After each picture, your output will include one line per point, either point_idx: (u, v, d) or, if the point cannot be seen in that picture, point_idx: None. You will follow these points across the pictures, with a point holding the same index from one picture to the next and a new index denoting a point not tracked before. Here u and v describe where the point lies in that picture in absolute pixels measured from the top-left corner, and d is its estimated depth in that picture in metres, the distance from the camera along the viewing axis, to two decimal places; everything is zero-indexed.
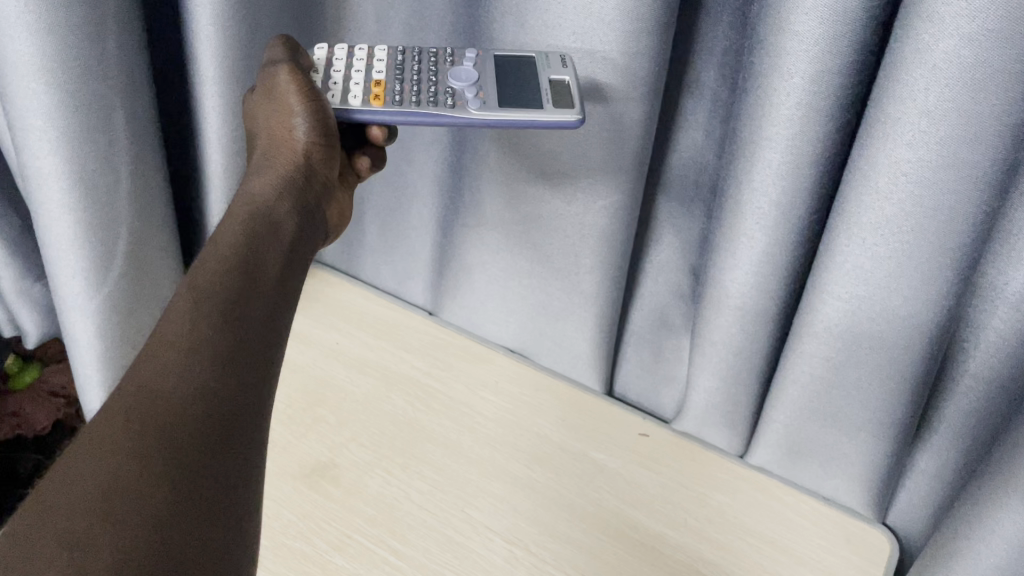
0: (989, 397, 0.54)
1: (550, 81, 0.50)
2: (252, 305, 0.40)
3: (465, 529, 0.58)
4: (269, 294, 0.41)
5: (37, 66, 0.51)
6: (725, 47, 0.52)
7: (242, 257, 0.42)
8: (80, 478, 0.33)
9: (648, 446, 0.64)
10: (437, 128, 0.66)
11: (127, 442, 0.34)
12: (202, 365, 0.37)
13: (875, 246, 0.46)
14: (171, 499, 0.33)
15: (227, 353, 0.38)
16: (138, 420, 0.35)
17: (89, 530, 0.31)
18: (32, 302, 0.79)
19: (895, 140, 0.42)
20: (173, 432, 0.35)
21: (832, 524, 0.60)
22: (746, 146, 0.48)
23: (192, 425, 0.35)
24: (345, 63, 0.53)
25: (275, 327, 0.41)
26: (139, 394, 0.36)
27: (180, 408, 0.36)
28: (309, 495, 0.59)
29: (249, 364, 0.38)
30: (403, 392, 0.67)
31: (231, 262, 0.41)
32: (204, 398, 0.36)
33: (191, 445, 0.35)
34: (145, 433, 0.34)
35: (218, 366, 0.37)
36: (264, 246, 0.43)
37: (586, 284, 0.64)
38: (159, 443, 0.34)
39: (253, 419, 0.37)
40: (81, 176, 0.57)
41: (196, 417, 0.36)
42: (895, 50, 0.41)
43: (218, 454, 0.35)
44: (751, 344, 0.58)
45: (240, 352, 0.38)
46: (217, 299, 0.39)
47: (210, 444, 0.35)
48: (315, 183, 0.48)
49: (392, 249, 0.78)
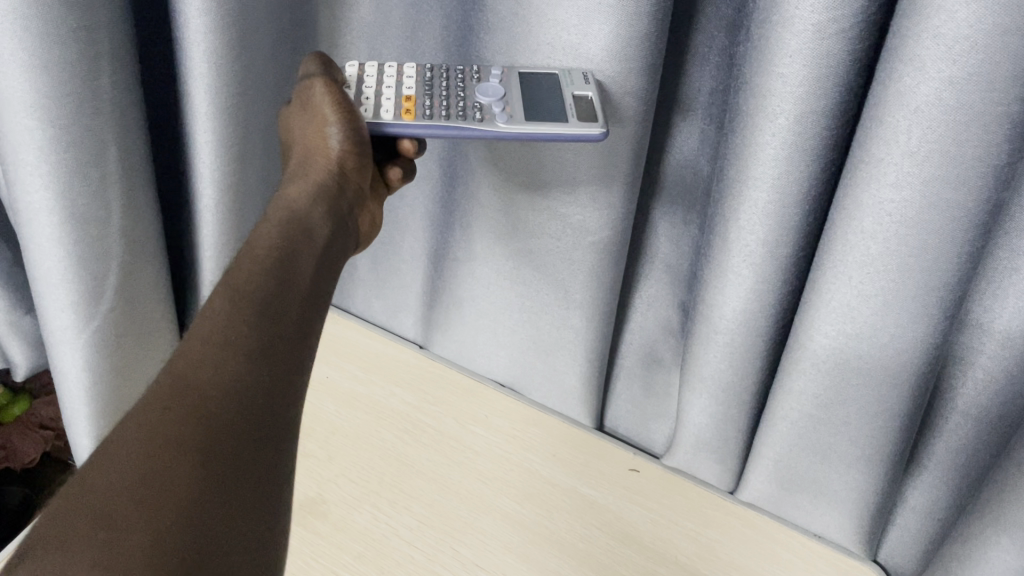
0: (978, 434, 0.54)
1: (573, 96, 0.49)
2: (283, 309, 0.40)
3: (454, 566, 0.58)
4: (300, 300, 0.41)
5: (31, 102, 0.52)
6: (711, 87, 0.52)
7: (277, 258, 0.41)
8: (121, 460, 0.33)
9: (640, 481, 0.64)
10: (429, 164, 0.67)
11: (163, 430, 0.34)
12: (235, 360, 0.37)
13: (862, 284, 0.47)
14: (199, 498, 0.33)
15: (261, 348, 0.38)
16: (174, 410, 0.35)
17: (122, 520, 0.31)
18: (22, 336, 0.80)
19: (880, 180, 0.42)
20: (210, 423, 0.35)
21: (823, 562, 0.59)
22: (733, 184, 0.49)
23: (225, 424, 0.35)
24: (375, 79, 0.53)
25: (305, 340, 0.40)
26: (174, 383, 0.36)
27: (216, 401, 0.35)
28: (297, 531, 0.59)
29: (281, 368, 0.38)
30: (391, 427, 0.67)
31: (266, 263, 0.41)
32: (238, 395, 0.36)
33: (228, 440, 0.35)
34: (183, 419, 0.35)
35: (253, 361, 0.37)
36: (300, 247, 0.43)
37: (576, 319, 0.64)
38: (196, 437, 0.34)
39: (280, 434, 0.37)
40: (72, 211, 0.57)
41: (234, 419, 0.35)
42: (878, 91, 0.41)
43: (247, 459, 0.35)
44: (740, 379, 0.58)
45: (276, 354, 0.38)
46: (248, 302, 0.39)
47: (241, 439, 0.35)
48: (352, 190, 0.48)
49: (383, 283, 0.78)
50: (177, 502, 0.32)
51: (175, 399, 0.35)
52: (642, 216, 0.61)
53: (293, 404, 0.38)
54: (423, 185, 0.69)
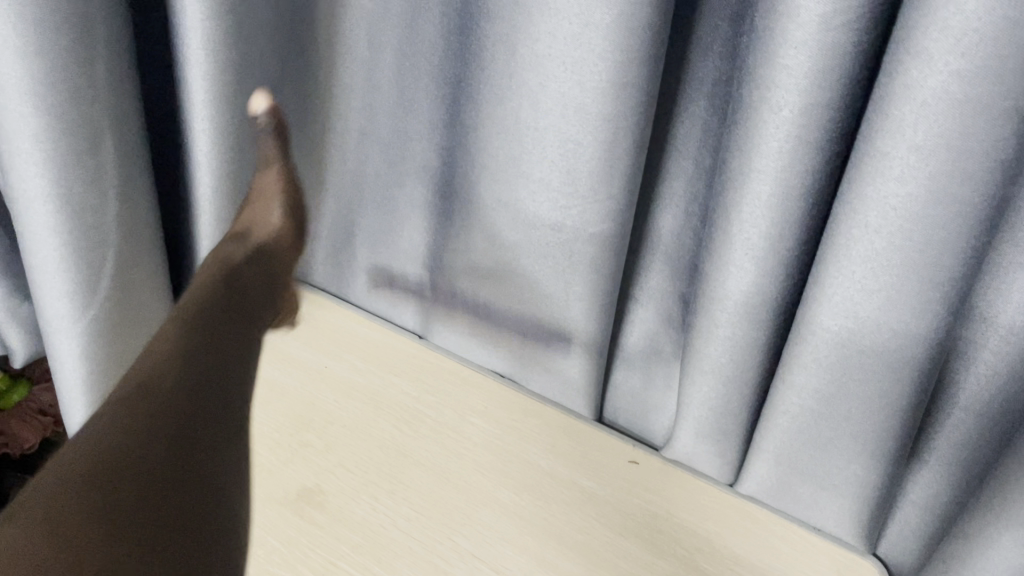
0: (979, 428, 0.54)
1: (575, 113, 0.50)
2: (226, 343, 0.45)
3: (451, 557, 0.58)
4: (229, 351, 0.45)
5: (24, 89, 0.51)
6: (714, 78, 0.52)
7: (199, 318, 0.45)
8: (62, 476, 0.36)
9: (638, 473, 0.65)
10: (428, 153, 0.66)
11: (105, 448, 0.37)
12: (188, 371, 0.42)
13: (865, 279, 0.46)
14: (133, 502, 0.36)
15: (198, 373, 0.42)
16: (111, 427, 0.38)
17: (76, 535, 0.34)
18: (20, 321, 0.80)
19: (885, 174, 0.42)
20: (150, 444, 0.38)
21: (824, 555, 0.60)
22: (735, 177, 0.48)
23: (174, 439, 0.39)
24: None
25: (239, 369, 0.45)
26: (128, 408, 0.39)
27: (157, 418, 0.39)
28: (294, 522, 0.59)
29: (222, 389, 0.43)
30: (391, 418, 0.68)
31: (185, 323, 0.45)
32: (170, 415, 0.40)
33: (147, 455, 0.38)
34: (130, 440, 0.38)
35: (180, 388, 0.41)
36: (210, 304, 0.47)
37: (576, 311, 0.63)
38: (123, 457, 0.37)
39: (221, 451, 0.41)
40: (68, 199, 0.57)
41: (170, 437, 0.39)
42: (883, 84, 0.40)
43: (170, 476, 0.38)
44: (741, 373, 0.57)
45: (183, 369, 0.42)
46: (197, 334, 0.44)
47: (178, 458, 0.39)
48: (249, 295, 0.51)
49: (382, 272, 0.77)
50: (118, 510, 0.35)
51: (146, 395, 0.40)
52: (643, 208, 0.60)
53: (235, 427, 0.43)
54: (423, 174, 0.68)
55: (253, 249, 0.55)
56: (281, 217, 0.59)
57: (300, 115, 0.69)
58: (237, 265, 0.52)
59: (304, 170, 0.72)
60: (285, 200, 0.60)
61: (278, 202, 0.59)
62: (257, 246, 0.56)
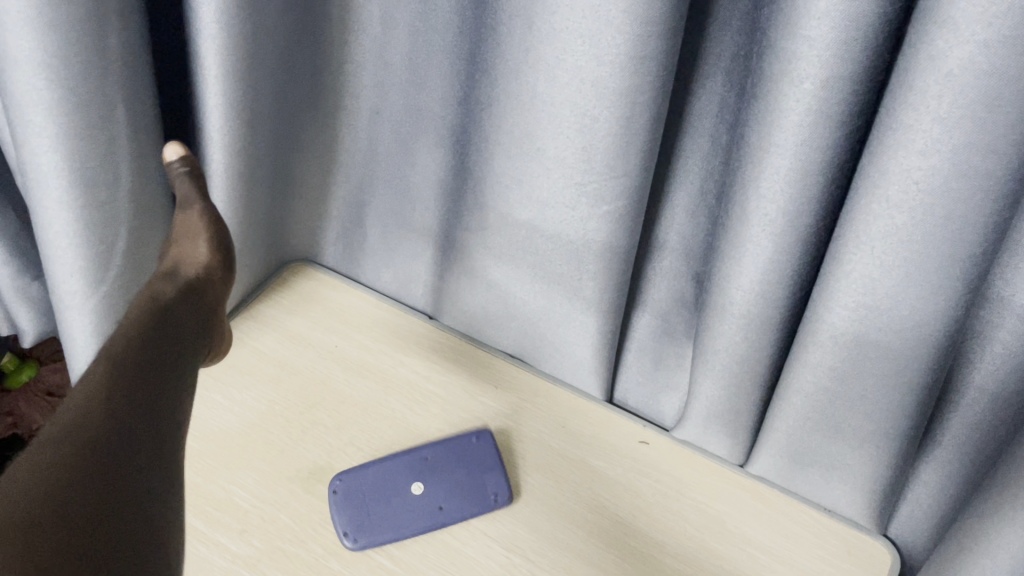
0: (994, 409, 0.53)
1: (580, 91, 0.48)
2: (167, 352, 0.46)
3: (463, 535, 0.59)
4: (167, 363, 0.45)
5: (37, 61, 0.51)
6: (733, 53, 0.51)
7: (137, 345, 0.44)
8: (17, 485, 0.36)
9: (649, 453, 0.65)
10: (441, 131, 0.66)
11: (64, 457, 0.37)
12: (125, 379, 0.42)
13: (883, 255, 0.46)
14: (112, 504, 0.37)
15: (142, 378, 0.43)
16: (70, 433, 0.39)
17: (39, 549, 0.34)
18: (30, 299, 0.81)
19: (907, 147, 0.41)
20: (97, 451, 0.38)
21: (831, 533, 0.61)
22: (753, 152, 0.48)
23: (122, 442, 0.39)
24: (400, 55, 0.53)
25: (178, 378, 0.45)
26: (71, 419, 0.39)
27: (102, 422, 0.39)
28: (306, 499, 0.60)
29: (164, 393, 0.43)
30: (402, 396, 0.68)
31: (124, 342, 0.44)
32: (121, 422, 0.40)
33: (113, 463, 0.38)
34: (75, 446, 0.38)
35: (124, 393, 0.41)
36: (167, 324, 0.48)
37: (589, 290, 0.63)
38: (91, 460, 0.38)
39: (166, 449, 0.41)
40: (80, 174, 0.56)
41: (115, 442, 0.39)
42: (908, 55, 0.40)
43: (140, 464, 0.40)
44: (755, 352, 0.57)
45: (143, 384, 0.43)
46: (139, 348, 0.44)
47: (122, 460, 0.39)
48: (183, 320, 0.50)
49: (393, 252, 0.77)
50: (79, 521, 0.36)
51: (115, 394, 0.41)
52: (658, 186, 0.60)
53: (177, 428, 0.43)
54: (434, 152, 0.68)
55: (184, 287, 0.54)
56: (209, 252, 0.57)
57: (313, 93, 0.68)
58: (167, 304, 0.50)
59: (316, 148, 0.72)
60: (214, 236, 0.58)
61: (205, 239, 0.58)
62: (186, 282, 0.55)
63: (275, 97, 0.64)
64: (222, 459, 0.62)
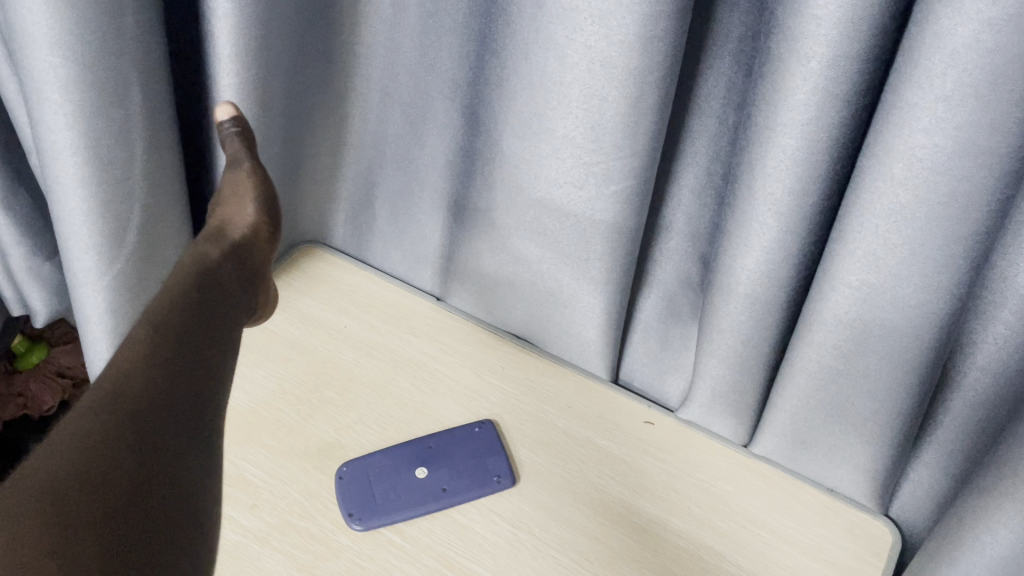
0: (995, 389, 0.54)
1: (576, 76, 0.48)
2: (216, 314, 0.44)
3: (470, 511, 0.60)
4: (216, 328, 0.44)
5: (53, 39, 0.51)
6: (741, 34, 0.52)
7: (189, 306, 0.43)
8: (64, 454, 0.36)
9: (654, 434, 0.66)
10: (450, 112, 0.66)
11: (111, 426, 0.37)
12: (173, 345, 0.41)
13: (888, 233, 0.46)
14: (144, 483, 0.37)
15: (190, 344, 0.42)
16: (117, 400, 0.38)
17: (88, 526, 0.35)
18: (43, 280, 0.82)
19: (912, 125, 0.42)
20: (143, 423, 0.38)
21: (833, 513, 0.62)
22: (760, 132, 0.48)
23: (166, 415, 0.39)
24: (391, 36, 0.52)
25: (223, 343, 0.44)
26: (119, 383, 0.39)
27: (150, 391, 0.39)
28: (315, 475, 0.61)
29: (208, 361, 0.43)
30: (410, 375, 0.69)
31: (176, 303, 0.43)
32: (167, 393, 0.40)
33: (152, 440, 0.38)
34: (122, 416, 0.38)
35: (173, 361, 0.41)
36: (217, 284, 0.46)
37: (596, 271, 0.64)
38: (132, 439, 0.38)
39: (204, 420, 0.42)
40: (95, 152, 0.57)
41: (160, 415, 0.39)
42: (912, 34, 0.41)
43: (175, 437, 0.40)
44: (759, 332, 0.58)
45: (191, 351, 0.42)
46: (190, 309, 0.43)
47: (166, 434, 0.39)
48: (227, 286, 0.47)
49: (402, 233, 0.78)
50: (115, 501, 0.36)
51: (163, 362, 0.40)
52: (665, 168, 0.60)
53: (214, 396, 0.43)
54: (443, 134, 0.68)
55: (231, 248, 0.50)
56: (257, 212, 0.55)
57: (323, 74, 0.69)
58: (214, 264, 0.48)
59: (326, 129, 0.73)
60: (260, 196, 0.56)
61: (252, 198, 0.56)
62: (234, 243, 0.51)
63: (286, 77, 0.65)
64: (233, 435, 0.63)
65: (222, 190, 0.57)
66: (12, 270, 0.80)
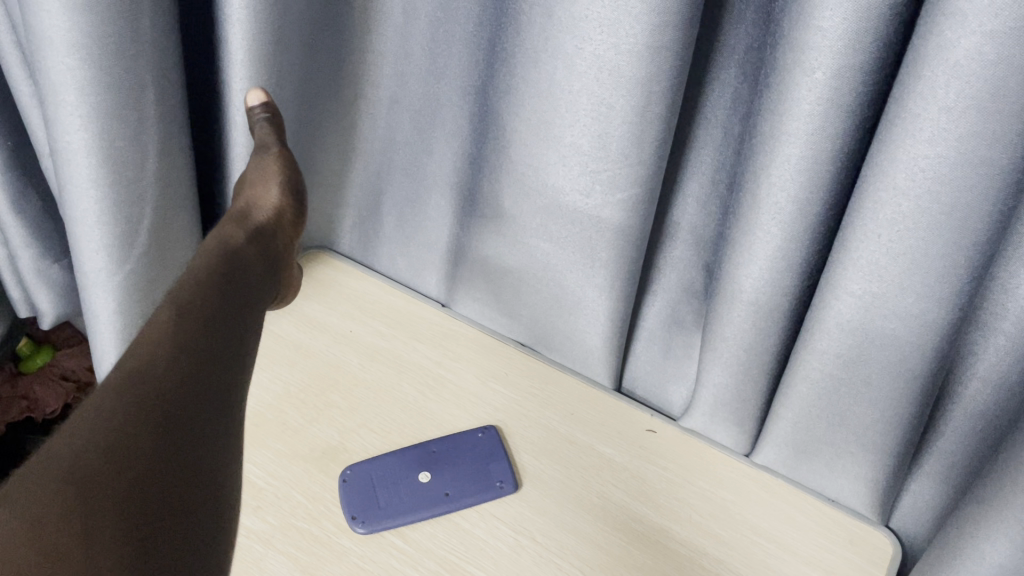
0: (996, 399, 0.54)
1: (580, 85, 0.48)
2: (233, 305, 0.46)
3: (472, 517, 0.60)
4: (235, 316, 0.45)
5: (71, 42, 0.52)
6: (746, 45, 0.53)
7: (209, 293, 0.45)
8: (84, 431, 0.37)
9: (657, 441, 0.67)
10: (459, 119, 0.67)
11: (131, 407, 0.38)
12: (191, 330, 0.42)
13: (890, 243, 0.47)
14: (168, 468, 0.38)
15: (207, 329, 0.43)
16: (136, 382, 0.39)
17: (104, 499, 0.35)
18: (50, 282, 0.83)
19: (916, 136, 0.43)
20: (162, 404, 0.39)
21: (833, 523, 0.62)
22: (766, 141, 0.49)
23: (185, 397, 0.40)
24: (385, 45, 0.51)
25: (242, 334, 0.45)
26: (139, 367, 0.40)
27: (169, 374, 0.40)
28: (319, 478, 0.61)
29: (226, 349, 0.44)
30: (414, 380, 0.69)
31: (196, 287, 0.45)
32: (185, 377, 0.41)
33: (175, 422, 0.39)
34: (141, 397, 0.39)
35: (190, 347, 0.42)
36: (238, 272, 0.48)
37: (599, 278, 0.65)
38: (150, 419, 0.38)
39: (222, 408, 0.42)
40: (108, 153, 0.58)
41: (178, 396, 0.40)
42: (917, 46, 0.41)
43: (195, 421, 0.40)
44: (761, 340, 0.58)
45: (209, 337, 0.43)
46: (208, 299, 0.45)
47: (184, 416, 0.39)
48: (250, 270, 0.50)
49: (409, 239, 0.78)
50: (134, 479, 0.36)
51: (182, 346, 0.41)
52: (670, 176, 0.61)
53: (234, 385, 0.43)
54: (451, 140, 0.69)
55: (253, 233, 0.53)
56: (280, 195, 0.58)
57: (334, 81, 0.70)
58: (236, 250, 0.50)
59: (335, 135, 0.73)
60: (286, 178, 0.58)
61: (278, 180, 0.58)
62: (256, 228, 0.54)
63: (296, 83, 0.66)
64: None
65: (250, 170, 0.59)
66: (21, 272, 0.81)
